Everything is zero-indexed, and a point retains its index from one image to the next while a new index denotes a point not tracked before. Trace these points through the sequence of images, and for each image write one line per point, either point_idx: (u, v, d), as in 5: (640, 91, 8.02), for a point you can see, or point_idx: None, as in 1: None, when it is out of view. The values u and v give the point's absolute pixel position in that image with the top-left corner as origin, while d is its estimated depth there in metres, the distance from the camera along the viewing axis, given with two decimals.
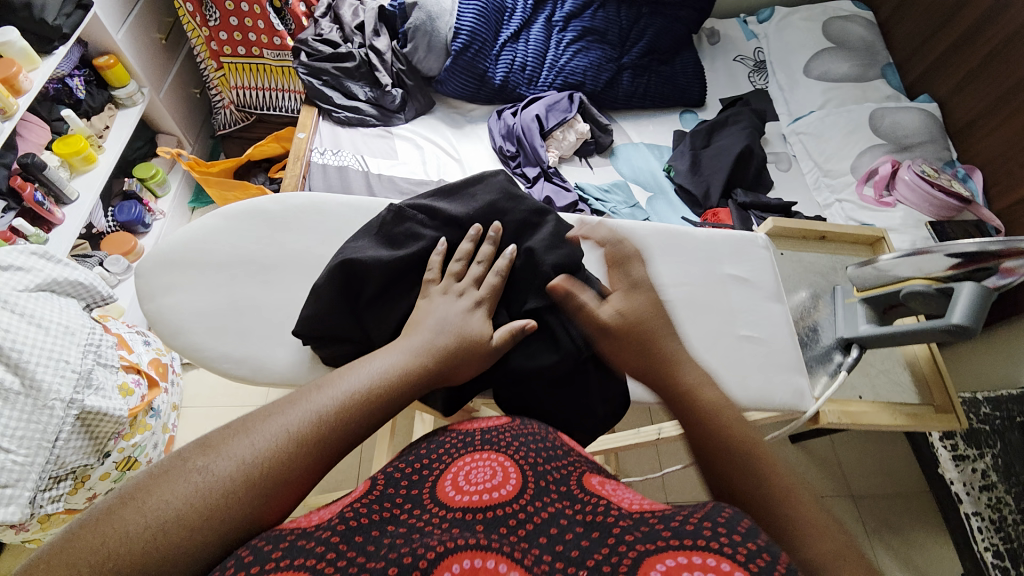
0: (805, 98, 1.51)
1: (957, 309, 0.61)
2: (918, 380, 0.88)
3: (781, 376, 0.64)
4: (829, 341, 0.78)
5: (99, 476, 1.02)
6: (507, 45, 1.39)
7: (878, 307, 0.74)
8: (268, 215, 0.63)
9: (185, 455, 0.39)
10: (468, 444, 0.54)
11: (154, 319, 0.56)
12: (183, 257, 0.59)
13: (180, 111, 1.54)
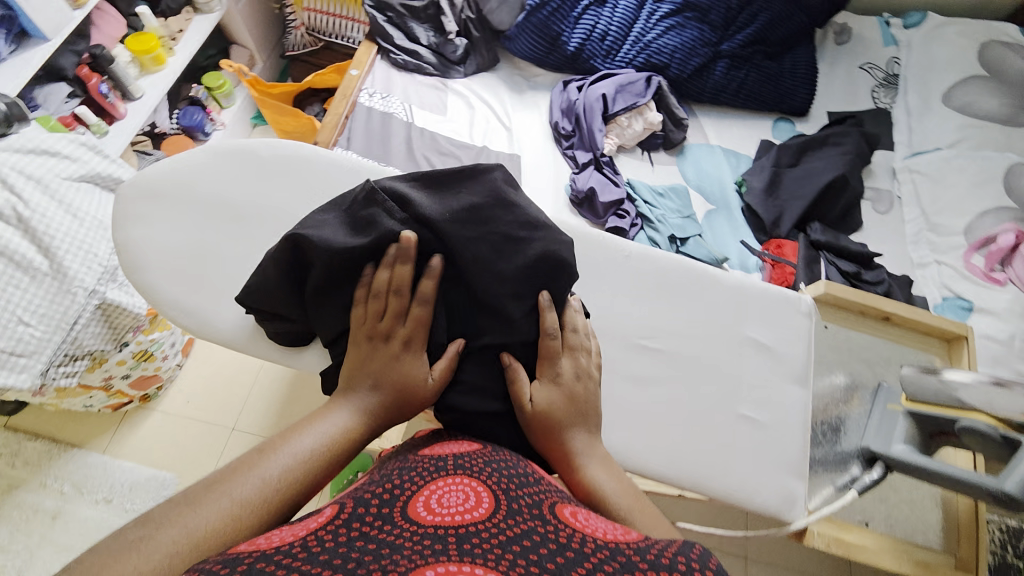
0: (931, 131, 1.27)
1: (1015, 474, 0.51)
2: (946, 523, 0.77)
3: (771, 473, 0.57)
4: (851, 448, 0.69)
5: (116, 362, 1.09)
6: (591, 8, 1.25)
7: (923, 429, 0.63)
8: (256, 160, 0.61)
9: (117, 538, 0.35)
10: (438, 469, 0.46)
11: (122, 248, 0.57)
12: (164, 188, 0.58)
13: (258, 24, 1.54)
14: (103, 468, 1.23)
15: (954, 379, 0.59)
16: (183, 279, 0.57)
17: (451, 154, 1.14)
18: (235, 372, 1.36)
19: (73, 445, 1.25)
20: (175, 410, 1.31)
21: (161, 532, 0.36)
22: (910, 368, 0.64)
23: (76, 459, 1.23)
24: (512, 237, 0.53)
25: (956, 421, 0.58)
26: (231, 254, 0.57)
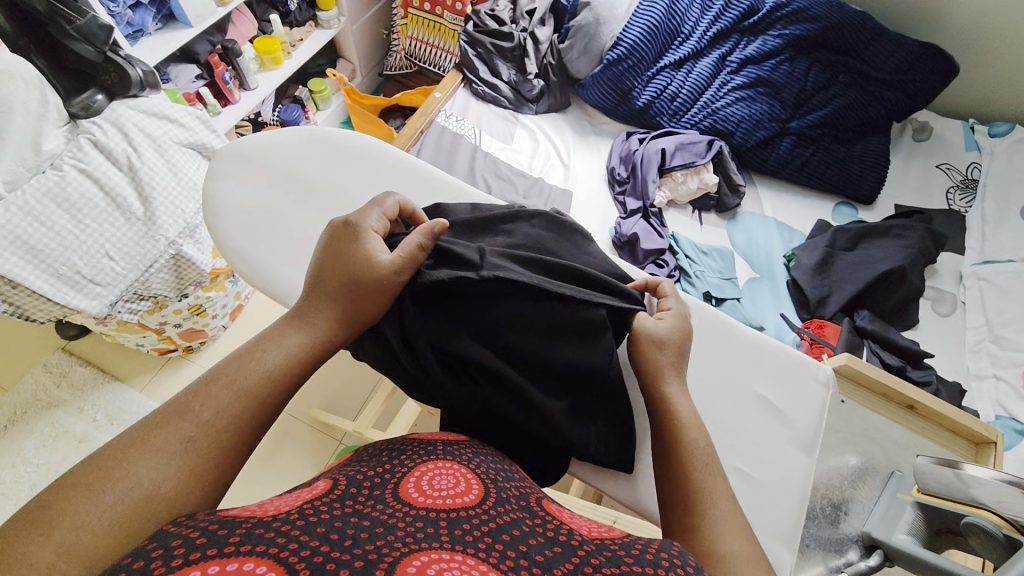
0: (1008, 241, 1.20)
1: (1014, 574, 0.42)
2: None
3: (754, 534, 0.56)
4: (852, 532, 0.64)
5: (173, 310, 1.20)
6: (666, 70, 1.31)
7: (931, 523, 0.59)
8: (334, 146, 0.69)
9: (54, 500, 0.36)
10: (428, 454, 0.48)
11: (205, 197, 0.66)
12: (250, 155, 0.67)
13: (365, 44, 1.73)
14: (134, 406, 1.33)
15: (970, 474, 0.56)
16: (250, 233, 0.64)
17: (508, 180, 1.22)
18: None
19: (116, 378, 1.36)
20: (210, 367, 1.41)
21: (98, 491, 0.37)
22: (927, 458, 0.62)
23: (114, 392, 1.34)
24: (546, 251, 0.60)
25: (964, 516, 0.54)
26: (295, 220, 0.65)
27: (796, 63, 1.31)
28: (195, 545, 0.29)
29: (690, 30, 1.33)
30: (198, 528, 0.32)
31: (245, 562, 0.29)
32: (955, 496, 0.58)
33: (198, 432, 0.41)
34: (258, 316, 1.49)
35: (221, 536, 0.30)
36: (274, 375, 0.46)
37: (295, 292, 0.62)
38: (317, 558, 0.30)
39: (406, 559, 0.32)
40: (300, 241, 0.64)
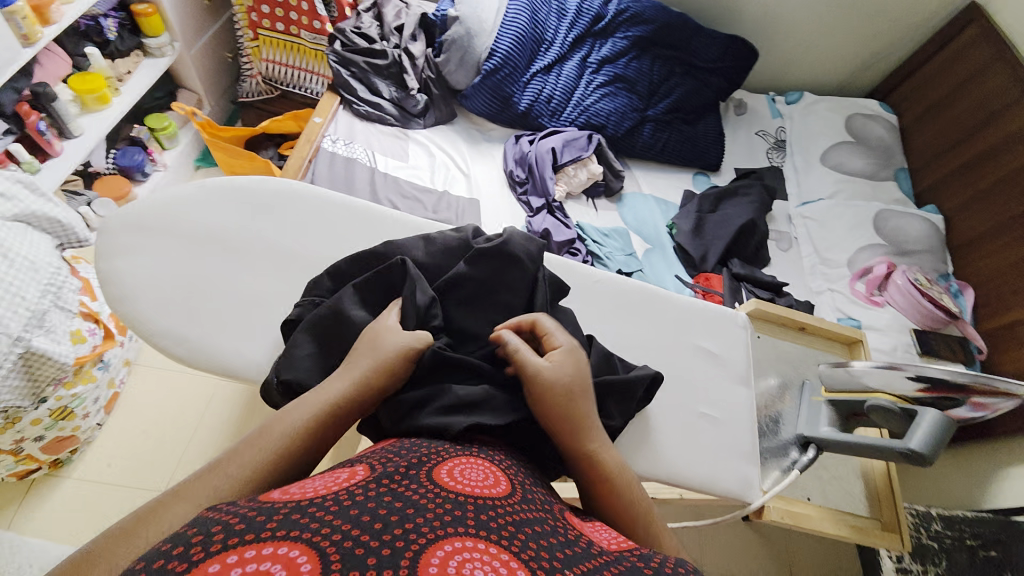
0: (815, 184, 1.54)
1: (918, 435, 0.60)
2: (869, 493, 0.86)
3: (729, 464, 0.67)
4: (789, 436, 0.80)
5: (30, 422, 0.97)
6: (538, 75, 1.41)
7: (841, 412, 0.76)
8: (246, 196, 0.68)
9: (94, 550, 0.37)
10: (460, 449, 0.51)
11: (108, 280, 0.61)
12: (151, 223, 0.64)
13: (209, 71, 1.54)
14: None
15: (856, 369, 0.72)
16: (181, 309, 0.61)
17: (414, 198, 1.22)
18: (171, 426, 1.25)
19: None
20: (95, 476, 1.17)
21: (137, 540, 0.38)
22: (827, 364, 0.78)
23: None
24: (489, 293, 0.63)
25: (867, 401, 0.71)
26: (229, 284, 0.63)
27: (642, 60, 1.51)
28: (238, 532, 0.33)
29: (552, 36, 1.44)
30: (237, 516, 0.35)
31: (286, 547, 0.32)
32: (852, 387, 0.74)
33: (226, 481, 0.43)
34: (145, 401, 1.27)
35: (262, 525, 0.34)
36: (298, 434, 0.48)
37: (247, 361, 0.61)
38: (346, 546, 0.33)
39: (431, 550, 0.34)
40: (242, 306, 0.63)
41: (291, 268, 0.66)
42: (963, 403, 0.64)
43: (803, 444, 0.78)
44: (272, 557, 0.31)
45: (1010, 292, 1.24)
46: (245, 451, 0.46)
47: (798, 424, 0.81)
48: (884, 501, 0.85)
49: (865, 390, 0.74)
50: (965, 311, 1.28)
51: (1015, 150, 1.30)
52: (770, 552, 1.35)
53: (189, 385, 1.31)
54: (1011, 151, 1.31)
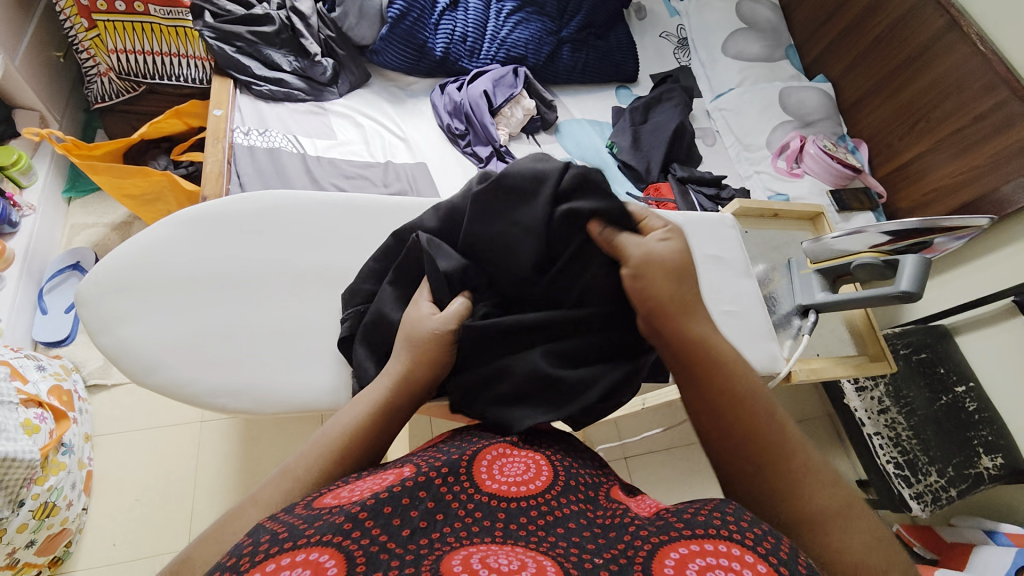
0: (724, 76, 1.64)
1: (906, 276, 0.71)
2: (853, 333, 1.03)
3: (758, 345, 0.74)
4: (788, 308, 0.90)
5: (16, 530, 0.86)
6: (446, 14, 1.31)
7: (829, 277, 0.86)
8: (233, 222, 0.63)
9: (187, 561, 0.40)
10: (506, 438, 0.53)
11: (119, 352, 0.58)
12: (143, 279, 0.60)
13: (42, 79, 1.25)
14: None
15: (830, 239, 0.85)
16: (214, 358, 0.60)
17: (359, 177, 1.13)
18: (167, 484, 1.15)
19: None
20: (101, 560, 1.06)
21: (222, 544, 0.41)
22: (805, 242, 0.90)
23: None
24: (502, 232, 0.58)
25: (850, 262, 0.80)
26: (253, 323, 0.61)
27: None
28: (282, 531, 0.36)
29: None
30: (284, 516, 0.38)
31: (316, 552, 0.34)
32: (833, 255, 0.87)
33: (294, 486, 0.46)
34: (125, 470, 1.15)
35: (298, 530, 0.36)
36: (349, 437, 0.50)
37: (300, 389, 0.61)
38: (370, 549, 0.35)
39: (450, 558, 0.36)
40: (278, 339, 0.62)
41: (313, 288, 0.64)
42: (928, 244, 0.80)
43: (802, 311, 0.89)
44: (300, 562, 0.33)
45: (895, 139, 1.45)
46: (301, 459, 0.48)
47: (793, 296, 0.91)
48: (866, 337, 1.01)
49: (843, 254, 0.87)
50: (865, 164, 1.49)
51: (884, 9, 1.45)
52: None
53: (168, 439, 1.19)
54: (878, 11, 1.47)
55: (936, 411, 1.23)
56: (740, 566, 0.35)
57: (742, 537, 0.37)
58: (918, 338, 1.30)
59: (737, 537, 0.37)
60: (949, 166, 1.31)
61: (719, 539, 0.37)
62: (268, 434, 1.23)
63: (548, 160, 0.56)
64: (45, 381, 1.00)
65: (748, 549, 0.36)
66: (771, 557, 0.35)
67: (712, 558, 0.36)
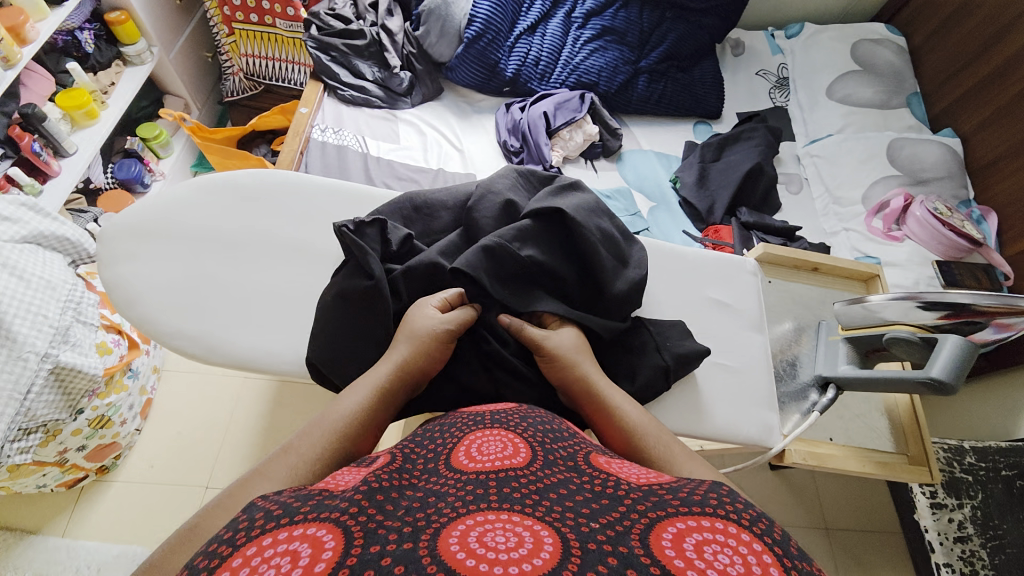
0: (823, 120, 1.47)
1: (940, 362, 0.62)
2: (894, 428, 0.85)
3: (750, 411, 0.70)
4: (807, 377, 0.82)
5: (71, 432, 1.03)
6: (523, 37, 1.36)
7: (859, 349, 0.77)
8: (241, 189, 0.73)
9: (200, 521, 0.43)
10: (478, 422, 0.51)
11: (114, 285, 0.67)
12: (150, 228, 0.70)
13: (189, 73, 1.53)
14: (64, 552, 1.12)
15: (873, 303, 0.71)
16: (192, 306, 0.67)
17: (409, 179, 1.20)
18: (203, 425, 1.30)
19: (28, 533, 1.14)
20: (138, 477, 1.22)
21: (231, 504, 0.44)
22: (841, 302, 0.76)
23: (34, 547, 1.13)
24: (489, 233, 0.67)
25: (885, 334, 0.70)
26: (228, 279, 0.69)
27: (629, 8, 1.44)
28: (277, 513, 0.34)
29: None
30: (278, 502, 0.35)
31: (315, 527, 0.33)
32: (870, 322, 0.73)
33: (300, 460, 0.48)
34: (175, 406, 1.32)
35: (297, 508, 0.34)
36: (356, 417, 0.53)
37: (253, 348, 0.67)
38: (369, 527, 0.33)
39: (453, 524, 0.35)
40: (251, 299, 0.69)
41: (292, 257, 0.71)
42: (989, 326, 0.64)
43: (822, 384, 0.80)
44: (299, 537, 0.31)
45: None
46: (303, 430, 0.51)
47: (816, 365, 0.82)
48: (909, 436, 0.83)
49: (884, 323, 0.73)
50: (989, 237, 1.23)
51: None
52: (799, 498, 1.37)
53: (213, 386, 1.35)
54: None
55: None
56: (740, 544, 0.34)
57: (741, 517, 0.37)
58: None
59: (733, 516, 0.36)
60: None
61: (716, 517, 0.36)
62: (294, 401, 1.34)
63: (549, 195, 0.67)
64: None
65: (743, 527, 0.36)
66: (768, 537, 0.35)
67: (709, 533, 0.35)
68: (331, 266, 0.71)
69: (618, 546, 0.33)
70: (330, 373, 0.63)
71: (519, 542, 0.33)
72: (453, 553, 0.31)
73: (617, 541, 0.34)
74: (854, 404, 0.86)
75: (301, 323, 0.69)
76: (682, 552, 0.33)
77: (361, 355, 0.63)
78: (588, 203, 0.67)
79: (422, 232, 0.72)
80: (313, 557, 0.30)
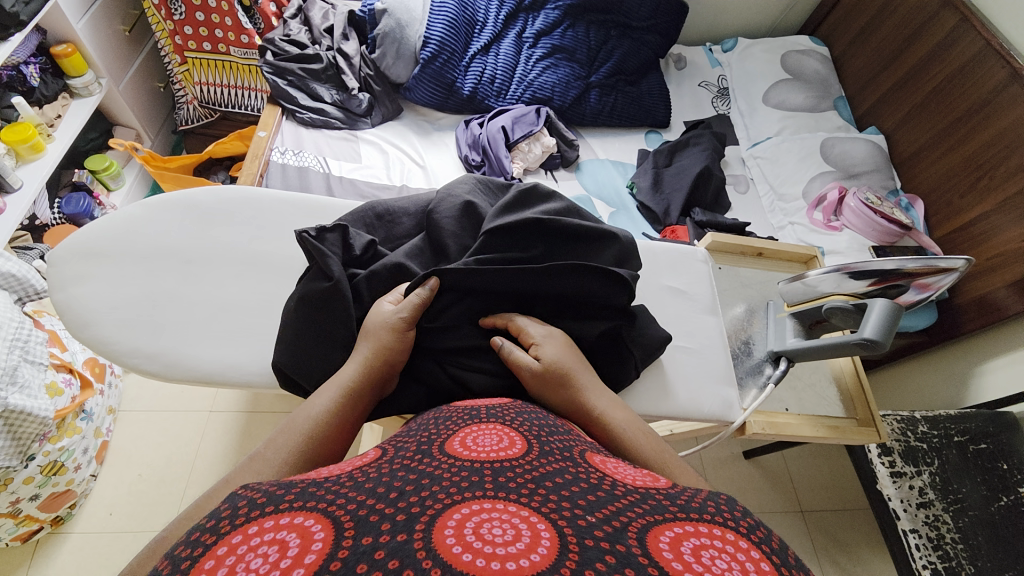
0: (762, 124, 1.58)
1: (870, 323, 0.67)
2: (843, 395, 0.90)
3: (711, 389, 0.75)
4: (761, 354, 0.87)
5: (22, 481, 0.97)
6: (477, 57, 1.42)
7: (804, 322, 0.83)
8: (198, 205, 0.73)
9: (167, 537, 0.45)
10: (472, 418, 0.53)
11: (64, 308, 0.65)
12: (101, 249, 0.68)
13: (141, 104, 1.50)
14: None
15: (812, 278, 0.78)
16: (149, 325, 0.66)
17: (374, 197, 1.21)
18: (168, 463, 1.24)
19: None
20: (97, 526, 1.15)
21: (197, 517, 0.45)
22: (784, 281, 0.84)
23: None
24: (453, 236, 0.69)
25: (823, 305, 0.76)
26: (189, 296, 0.68)
27: (577, 28, 1.52)
28: (263, 502, 0.34)
29: (483, 17, 1.44)
30: (261, 490, 0.36)
31: (303, 517, 0.33)
32: (810, 296, 0.80)
33: (267, 465, 0.48)
34: (135, 447, 1.25)
35: (280, 497, 0.35)
36: (327, 419, 0.53)
37: (217, 362, 0.66)
38: (361, 513, 0.33)
39: (450, 510, 0.35)
40: (214, 315, 0.68)
41: (254, 269, 0.71)
42: (912, 286, 0.73)
43: (775, 360, 0.86)
44: (287, 526, 0.32)
45: (955, 197, 1.30)
46: (271, 435, 0.51)
47: (768, 342, 0.87)
48: (857, 400, 0.89)
49: (822, 296, 0.80)
50: (917, 223, 1.34)
51: (948, 56, 1.34)
52: (774, 483, 1.41)
53: (176, 421, 1.29)
54: (938, 61, 1.37)
55: (994, 514, 1.05)
56: (737, 551, 0.34)
57: (738, 526, 0.37)
58: (977, 425, 1.13)
59: (730, 524, 0.37)
60: (1017, 229, 1.15)
61: (713, 524, 0.37)
62: (265, 429, 1.30)
63: (514, 200, 0.71)
64: (84, 352, 1.13)
65: (741, 536, 0.36)
66: (765, 548, 0.36)
67: (706, 539, 0.35)
68: (296, 275, 0.72)
69: (616, 544, 0.33)
70: (296, 376, 0.63)
71: (516, 535, 0.32)
72: (449, 546, 0.31)
73: (616, 538, 0.33)
74: (809, 377, 0.91)
75: (266, 336, 0.68)
76: (680, 555, 0.33)
77: (330, 359, 0.63)
78: (552, 206, 0.71)
79: (385, 239, 0.74)
80: (302, 547, 0.30)
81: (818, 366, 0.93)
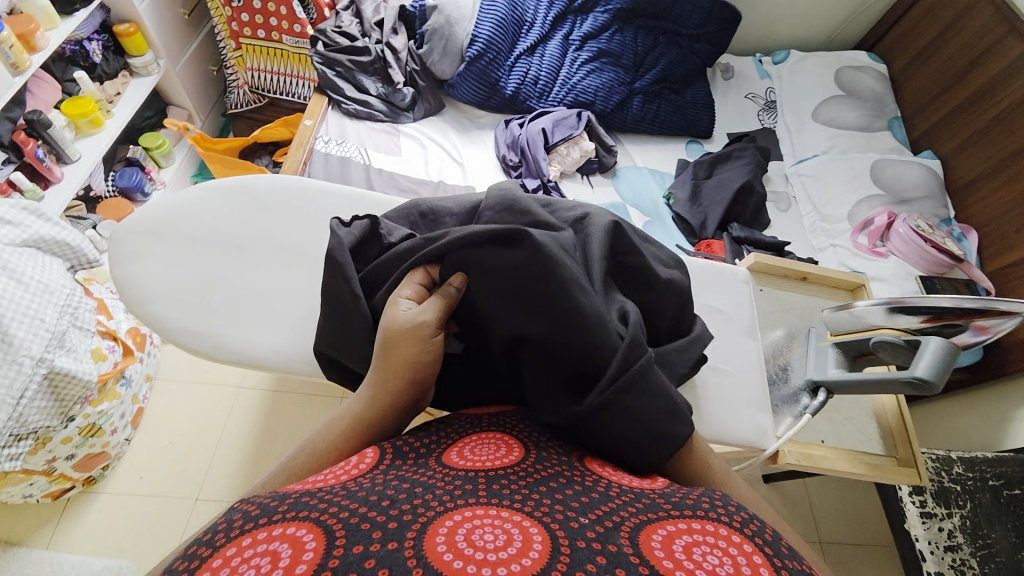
0: (809, 141, 1.53)
1: (923, 362, 0.64)
2: (884, 432, 0.87)
3: (745, 414, 0.74)
4: (799, 383, 0.84)
5: (61, 440, 1.02)
6: (522, 57, 1.42)
7: (848, 354, 0.80)
8: (251, 193, 0.75)
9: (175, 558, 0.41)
10: (473, 427, 0.53)
11: (123, 283, 0.68)
12: (159, 229, 0.71)
13: (194, 86, 1.56)
14: (48, 564, 1.10)
15: (860, 309, 0.76)
16: (195, 306, 0.68)
17: (411, 191, 1.23)
18: (195, 434, 1.29)
19: (11, 543, 1.12)
20: (128, 488, 1.20)
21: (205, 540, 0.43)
22: (830, 310, 0.82)
23: (17, 558, 1.10)
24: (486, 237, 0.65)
25: (871, 338, 0.74)
26: (237, 280, 0.70)
27: (624, 32, 1.50)
28: (257, 514, 0.34)
29: (532, 18, 1.44)
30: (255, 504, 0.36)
31: (294, 528, 0.33)
32: (857, 326, 0.78)
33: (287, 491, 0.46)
34: (167, 416, 1.30)
35: (274, 507, 0.35)
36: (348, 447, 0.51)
37: (259, 346, 0.68)
38: (352, 520, 0.33)
39: (442, 517, 0.35)
40: (258, 300, 0.70)
41: (298, 258, 0.73)
42: (968, 328, 0.69)
43: (813, 390, 0.83)
44: (279, 537, 0.32)
45: (1013, 230, 1.23)
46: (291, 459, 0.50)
47: (807, 370, 0.85)
48: (898, 439, 0.85)
49: (870, 328, 0.77)
50: (970, 255, 1.28)
51: (1013, 83, 1.28)
52: (793, 510, 1.37)
53: (206, 395, 1.34)
54: (999, 90, 1.31)
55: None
56: (731, 547, 0.34)
57: (732, 521, 0.37)
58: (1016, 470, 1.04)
59: (725, 519, 0.37)
60: None
61: (706, 519, 0.37)
62: (289, 410, 1.33)
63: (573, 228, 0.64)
64: (127, 321, 1.18)
65: (736, 531, 0.36)
66: (758, 539, 0.35)
67: (698, 535, 0.35)
68: None
69: (608, 544, 0.33)
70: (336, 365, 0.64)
71: (508, 540, 0.33)
72: (441, 553, 0.31)
73: (608, 538, 0.34)
74: (847, 409, 0.88)
75: (305, 324, 0.70)
76: (671, 553, 0.33)
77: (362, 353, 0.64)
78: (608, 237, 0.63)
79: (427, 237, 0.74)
80: (293, 557, 0.30)
81: (856, 399, 0.89)
